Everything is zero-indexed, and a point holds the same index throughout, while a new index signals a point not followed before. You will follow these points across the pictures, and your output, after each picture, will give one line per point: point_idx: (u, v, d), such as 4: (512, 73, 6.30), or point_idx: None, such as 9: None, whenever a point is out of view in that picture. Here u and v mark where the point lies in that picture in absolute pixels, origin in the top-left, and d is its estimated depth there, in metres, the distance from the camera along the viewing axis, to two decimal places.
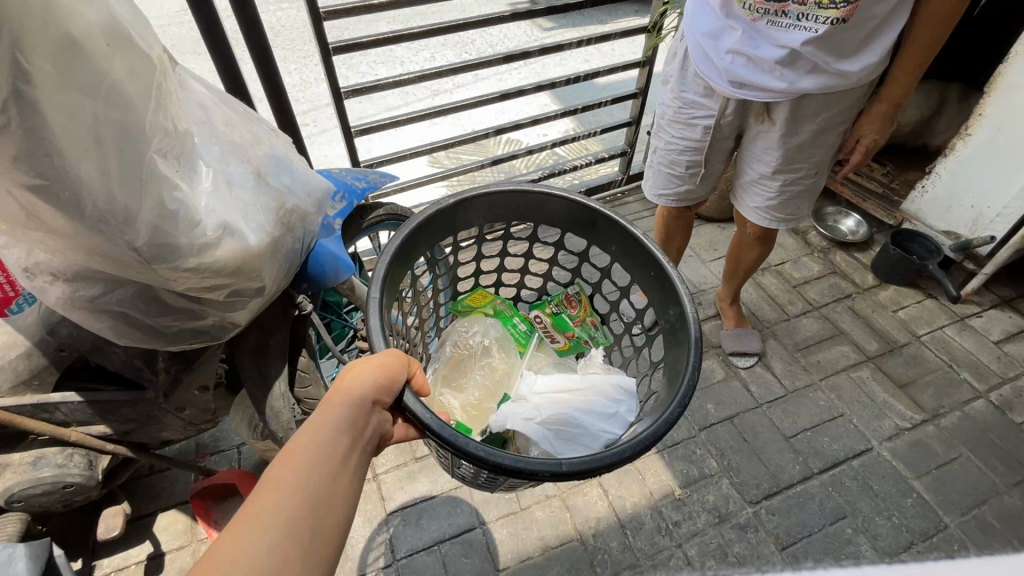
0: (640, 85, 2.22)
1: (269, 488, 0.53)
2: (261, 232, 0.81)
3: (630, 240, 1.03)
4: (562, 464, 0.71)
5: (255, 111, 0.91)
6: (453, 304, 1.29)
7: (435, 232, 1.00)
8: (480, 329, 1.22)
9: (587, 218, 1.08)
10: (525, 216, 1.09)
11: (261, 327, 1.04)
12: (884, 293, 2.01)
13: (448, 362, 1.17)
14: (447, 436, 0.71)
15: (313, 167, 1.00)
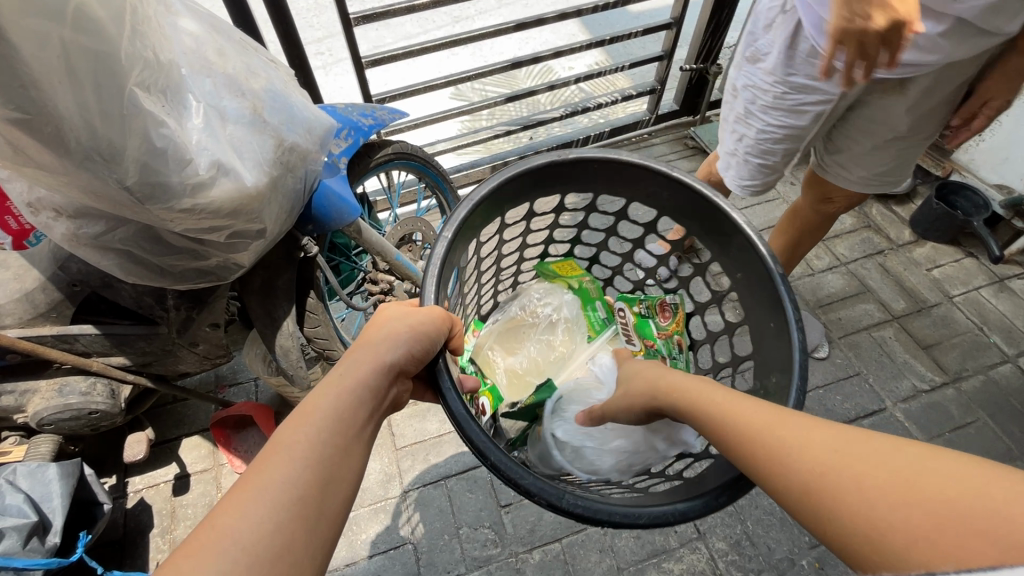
0: (675, 14, 2.03)
1: (278, 454, 0.53)
2: (258, 172, 0.78)
3: (764, 278, 0.87)
4: (562, 499, 0.64)
5: (250, 39, 0.85)
6: (540, 265, 1.26)
7: (527, 192, 0.91)
8: (553, 302, 1.22)
9: (720, 229, 0.92)
10: (640, 196, 0.97)
11: (267, 268, 1.04)
12: (919, 250, 1.90)
13: (509, 323, 1.20)
14: (459, 420, 0.68)
15: (314, 103, 0.95)
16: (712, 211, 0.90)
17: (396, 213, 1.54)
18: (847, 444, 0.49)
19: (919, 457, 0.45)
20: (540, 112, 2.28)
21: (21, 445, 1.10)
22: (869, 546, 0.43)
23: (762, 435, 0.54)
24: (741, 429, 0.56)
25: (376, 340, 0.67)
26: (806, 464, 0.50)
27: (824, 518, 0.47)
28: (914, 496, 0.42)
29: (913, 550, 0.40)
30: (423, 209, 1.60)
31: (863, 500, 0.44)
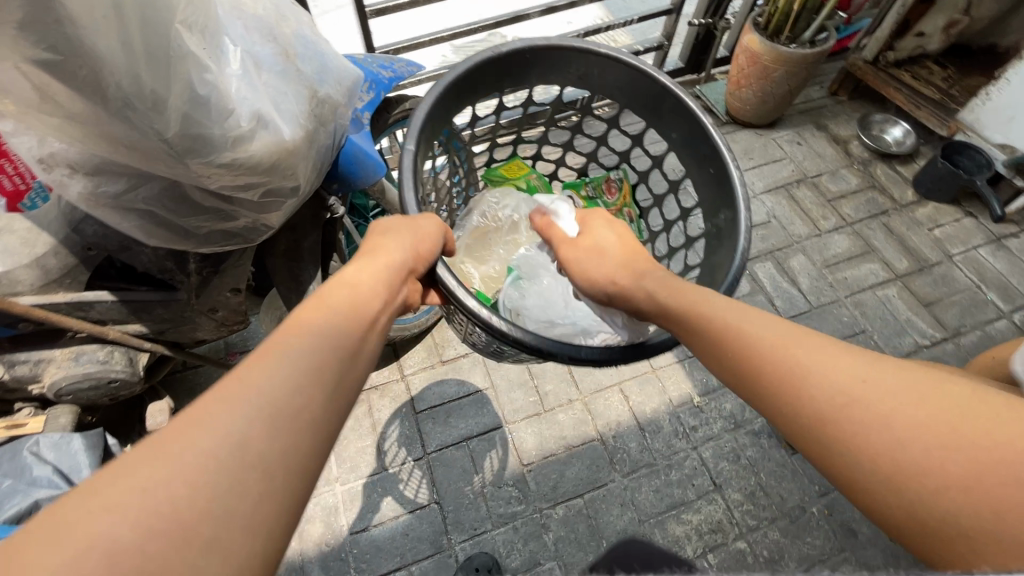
0: None
1: (295, 327, 0.53)
2: (294, 124, 0.74)
3: (690, 132, 1.05)
4: (580, 350, 0.74)
5: None
6: (486, 171, 1.39)
7: (488, 84, 1.03)
8: (509, 204, 1.30)
9: (651, 101, 1.09)
10: (574, 80, 1.11)
11: (292, 230, 0.99)
12: (922, 210, 1.93)
13: (473, 232, 1.27)
14: (467, 307, 0.74)
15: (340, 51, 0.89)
16: (656, 89, 1.06)
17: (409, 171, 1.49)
18: (878, 377, 0.50)
19: (948, 397, 0.47)
20: None
21: (36, 416, 1.05)
22: (891, 486, 0.44)
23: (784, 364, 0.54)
24: (753, 343, 0.58)
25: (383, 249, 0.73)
26: (835, 395, 0.50)
27: (851, 459, 0.47)
28: (954, 435, 0.44)
29: (951, 507, 0.41)
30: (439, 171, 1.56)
31: (895, 440, 0.45)
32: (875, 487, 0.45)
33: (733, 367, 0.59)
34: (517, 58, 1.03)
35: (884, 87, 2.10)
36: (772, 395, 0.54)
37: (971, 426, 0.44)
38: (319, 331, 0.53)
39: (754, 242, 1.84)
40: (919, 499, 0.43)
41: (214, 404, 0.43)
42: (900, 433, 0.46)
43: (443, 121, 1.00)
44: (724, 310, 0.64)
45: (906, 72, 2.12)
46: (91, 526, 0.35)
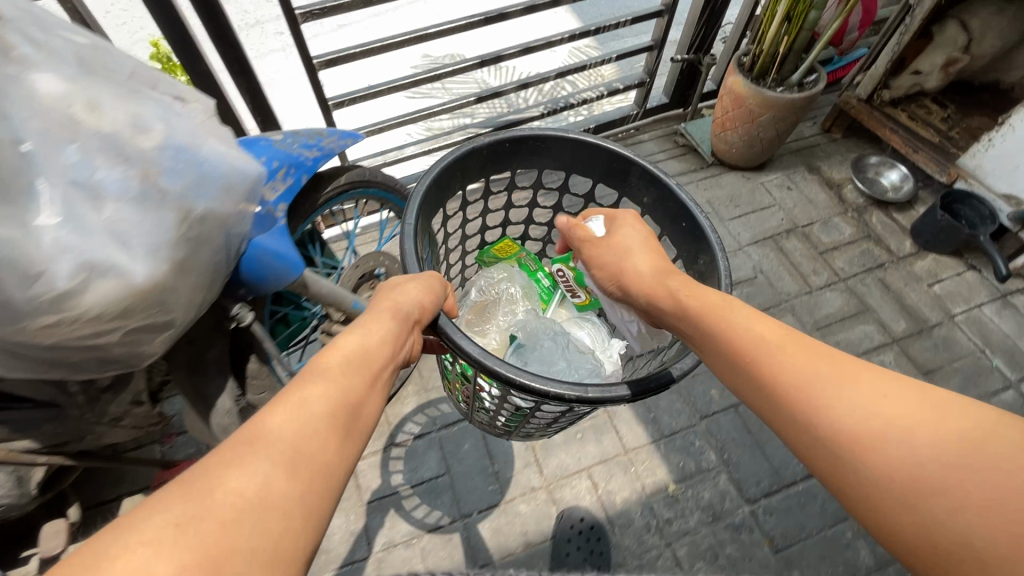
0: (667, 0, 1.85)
1: (320, 374, 0.61)
2: (152, 258, 0.62)
3: (665, 192, 1.11)
4: (585, 390, 0.76)
5: (139, 83, 0.67)
6: (481, 253, 1.46)
7: (478, 166, 1.10)
8: (506, 277, 1.39)
9: (622, 168, 1.16)
10: (549, 160, 1.18)
11: (192, 342, 0.87)
12: (921, 264, 1.79)
13: (473, 309, 1.36)
14: (473, 353, 0.80)
15: (236, 148, 0.77)
16: (624, 163, 1.14)
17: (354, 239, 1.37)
18: (887, 394, 0.58)
19: (969, 417, 0.53)
20: (519, 109, 2.09)
21: None
22: (908, 501, 0.51)
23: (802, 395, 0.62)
24: (768, 358, 0.68)
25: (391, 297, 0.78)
26: (853, 415, 0.58)
27: (864, 468, 0.55)
28: (957, 453, 0.50)
29: (965, 526, 0.47)
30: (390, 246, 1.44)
31: (910, 452, 0.53)
32: (894, 506, 0.52)
33: (751, 385, 0.70)
34: (495, 146, 1.11)
35: (879, 127, 1.98)
36: (788, 407, 0.64)
37: (975, 446, 0.50)
38: (341, 379, 0.61)
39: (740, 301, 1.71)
40: (932, 516, 0.49)
41: (225, 469, 0.49)
42: (914, 446, 0.53)
43: (436, 209, 1.06)
44: (748, 333, 0.73)
45: (903, 111, 1.98)
46: (135, 563, 0.40)
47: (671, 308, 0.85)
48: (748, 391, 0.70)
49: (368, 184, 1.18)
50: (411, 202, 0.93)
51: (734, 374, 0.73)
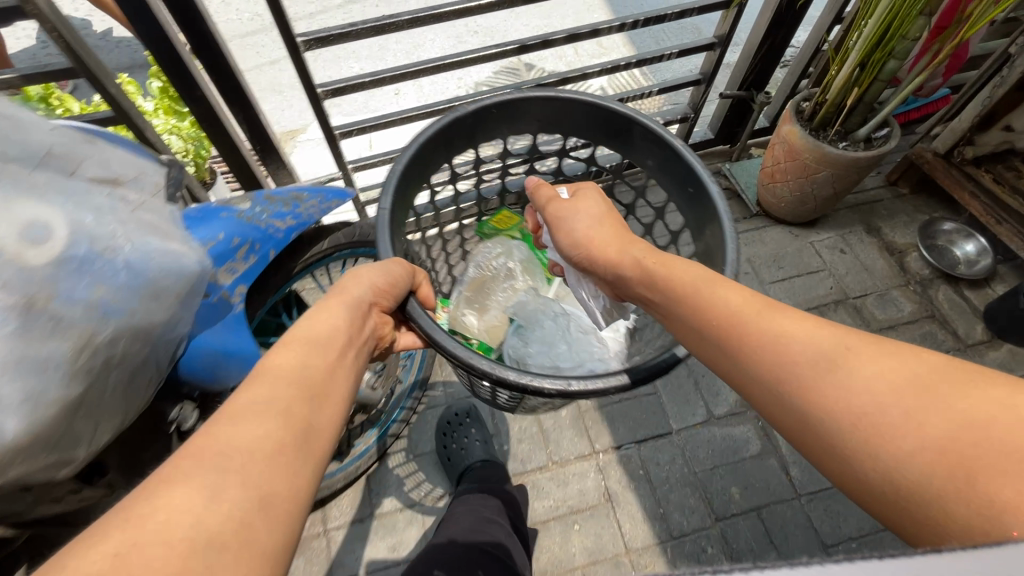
0: (720, 31, 1.65)
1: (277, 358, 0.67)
2: (36, 408, 0.49)
3: (666, 152, 1.10)
4: (569, 385, 0.79)
5: (43, 178, 0.56)
6: (479, 225, 1.51)
7: (455, 143, 1.13)
8: (504, 253, 1.48)
9: (622, 128, 1.15)
10: (543, 122, 1.18)
11: (129, 444, 0.76)
12: (993, 354, 1.56)
13: (472, 284, 1.44)
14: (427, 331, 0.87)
15: (172, 239, 0.66)
16: (625, 123, 1.13)
17: None
18: (852, 351, 0.61)
19: (920, 366, 0.57)
20: None
21: None
22: (870, 447, 0.54)
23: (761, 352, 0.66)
24: (735, 319, 0.70)
25: (349, 284, 0.84)
26: (813, 368, 0.61)
27: (828, 423, 0.58)
28: (916, 401, 0.54)
29: (918, 468, 0.50)
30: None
31: (874, 404, 0.55)
32: (858, 454, 0.55)
33: (716, 347, 0.72)
34: (484, 111, 1.12)
35: (957, 190, 1.72)
36: (753, 364, 0.66)
37: (935, 393, 0.53)
38: (296, 358, 0.67)
39: None
40: (896, 457, 0.52)
41: (201, 446, 0.54)
42: (879, 403, 0.55)
43: (423, 178, 1.10)
44: (713, 296, 0.75)
45: (989, 172, 1.70)
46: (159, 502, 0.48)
47: (637, 276, 0.88)
48: (718, 357, 0.72)
49: (359, 248, 1.07)
50: (394, 169, 0.99)
51: (699, 343, 0.75)
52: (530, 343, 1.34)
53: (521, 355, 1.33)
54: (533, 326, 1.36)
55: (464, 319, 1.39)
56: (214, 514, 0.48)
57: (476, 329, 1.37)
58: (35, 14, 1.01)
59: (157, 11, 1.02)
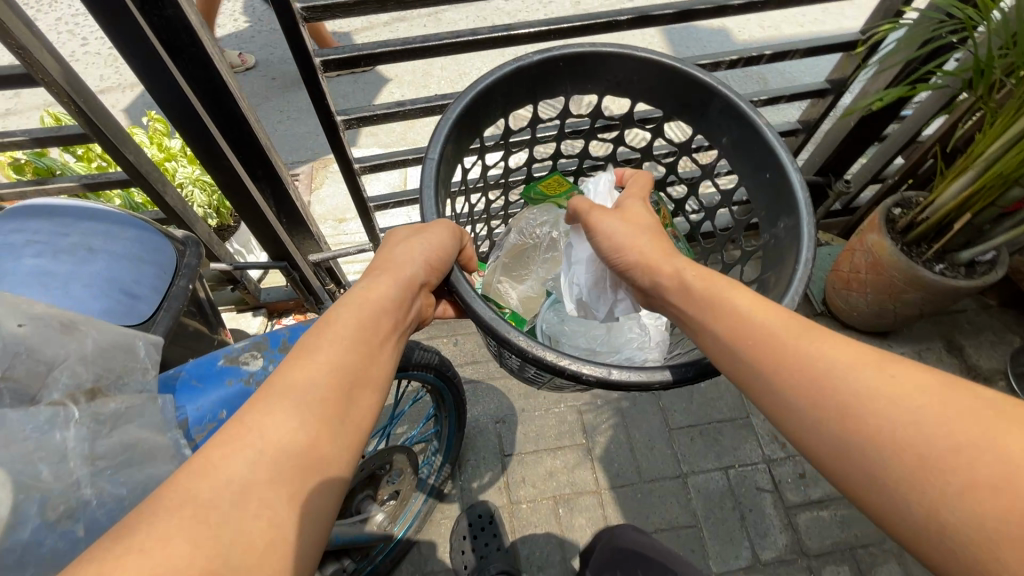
0: (806, 117, 1.50)
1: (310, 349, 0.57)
2: None
3: (747, 132, 0.87)
4: (611, 373, 0.66)
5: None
6: (526, 188, 1.15)
7: (502, 104, 0.91)
8: (549, 220, 1.12)
9: (698, 98, 0.92)
10: (606, 88, 0.96)
11: None
12: None
13: (512, 250, 1.10)
14: (471, 305, 0.72)
15: (158, 466, 0.52)
16: (700, 89, 0.89)
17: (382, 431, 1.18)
18: (896, 375, 0.50)
19: (975, 401, 0.46)
20: None
21: None
22: (912, 482, 0.45)
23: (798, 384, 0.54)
24: (772, 340, 0.57)
25: (398, 257, 0.70)
26: (867, 395, 0.49)
27: (873, 457, 0.47)
28: (971, 438, 0.44)
29: (971, 532, 0.41)
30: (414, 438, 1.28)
31: (921, 436, 0.46)
32: (903, 495, 0.45)
33: (744, 361, 0.58)
34: (539, 68, 0.90)
35: None
36: (787, 389, 0.54)
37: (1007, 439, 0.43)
38: (328, 350, 0.57)
39: (829, 525, 1.35)
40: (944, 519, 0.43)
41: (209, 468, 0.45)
42: (929, 434, 0.45)
43: (466, 150, 0.91)
44: (748, 309, 0.60)
45: None
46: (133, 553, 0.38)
47: (673, 289, 0.68)
48: (743, 378, 0.58)
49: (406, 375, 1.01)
50: (433, 142, 0.80)
51: (726, 366, 0.61)
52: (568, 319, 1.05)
53: (555, 331, 1.05)
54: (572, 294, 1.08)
55: (499, 287, 1.06)
56: (243, 517, 0.43)
57: (513, 300, 1.05)
58: (47, 83, 0.88)
59: (190, 94, 0.91)
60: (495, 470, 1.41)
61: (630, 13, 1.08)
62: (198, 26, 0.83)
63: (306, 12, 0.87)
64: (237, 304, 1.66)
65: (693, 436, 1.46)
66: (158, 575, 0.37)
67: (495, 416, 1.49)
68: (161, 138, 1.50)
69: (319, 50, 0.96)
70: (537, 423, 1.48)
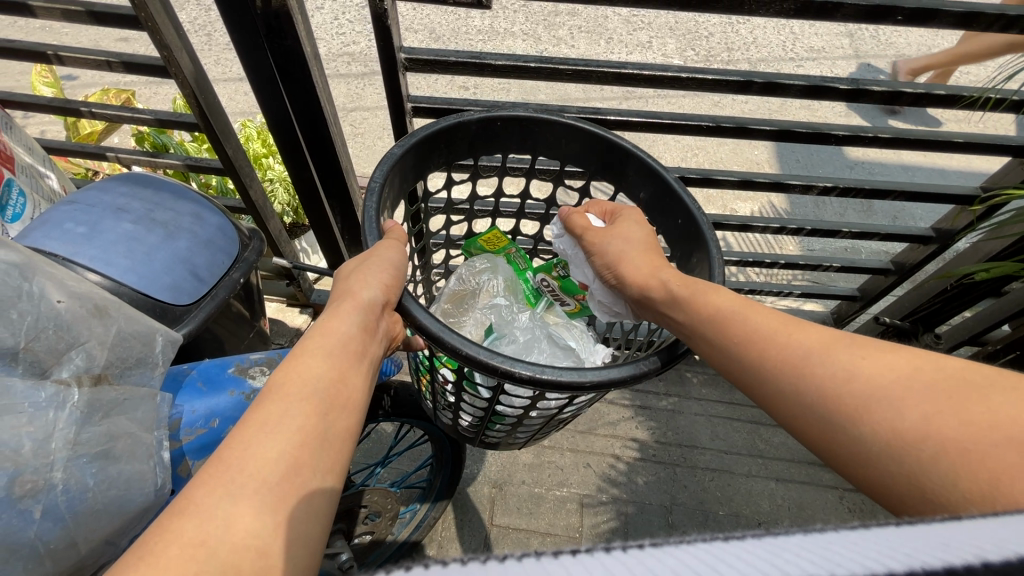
0: (900, 258, 1.39)
1: (334, 313, 0.65)
2: None
3: (664, 192, 0.89)
4: (539, 370, 0.66)
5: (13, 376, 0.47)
6: (465, 243, 1.14)
7: (424, 162, 0.91)
8: (489, 271, 1.08)
9: (617, 160, 0.94)
10: (540, 150, 0.97)
11: None
12: None
13: (449, 297, 1.08)
14: (422, 321, 0.69)
15: (132, 455, 0.53)
16: (620, 154, 0.92)
17: (377, 466, 1.21)
18: (870, 359, 0.57)
19: (944, 374, 0.53)
20: None
21: None
22: (894, 455, 0.51)
23: (783, 389, 0.60)
24: (765, 340, 0.64)
25: (353, 285, 0.68)
26: (841, 382, 0.56)
27: (860, 436, 0.53)
28: (939, 407, 0.50)
29: (951, 483, 0.47)
30: (402, 481, 1.27)
31: (892, 410, 0.52)
32: (883, 460, 0.52)
33: (740, 363, 0.65)
34: (480, 125, 0.92)
35: None
36: (773, 376, 0.61)
37: (969, 404, 0.49)
38: (346, 311, 0.65)
39: None
40: (931, 489, 0.48)
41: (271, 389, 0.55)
42: (899, 407, 0.52)
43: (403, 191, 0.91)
44: (735, 312, 0.67)
45: None
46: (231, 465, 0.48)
47: (659, 296, 0.76)
48: (740, 375, 0.65)
49: (407, 417, 1.05)
50: (376, 167, 0.80)
51: (723, 363, 0.67)
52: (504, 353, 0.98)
53: None
54: (511, 326, 1.02)
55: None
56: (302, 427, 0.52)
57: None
58: (178, 77, 1.02)
59: (289, 111, 1.01)
60: (476, 536, 1.35)
61: (723, 121, 1.08)
62: (312, 59, 0.93)
63: (411, 64, 0.94)
64: (289, 299, 1.76)
65: None
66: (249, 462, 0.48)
67: (492, 479, 1.44)
68: (264, 136, 1.65)
69: (414, 97, 1.04)
70: (534, 501, 1.41)
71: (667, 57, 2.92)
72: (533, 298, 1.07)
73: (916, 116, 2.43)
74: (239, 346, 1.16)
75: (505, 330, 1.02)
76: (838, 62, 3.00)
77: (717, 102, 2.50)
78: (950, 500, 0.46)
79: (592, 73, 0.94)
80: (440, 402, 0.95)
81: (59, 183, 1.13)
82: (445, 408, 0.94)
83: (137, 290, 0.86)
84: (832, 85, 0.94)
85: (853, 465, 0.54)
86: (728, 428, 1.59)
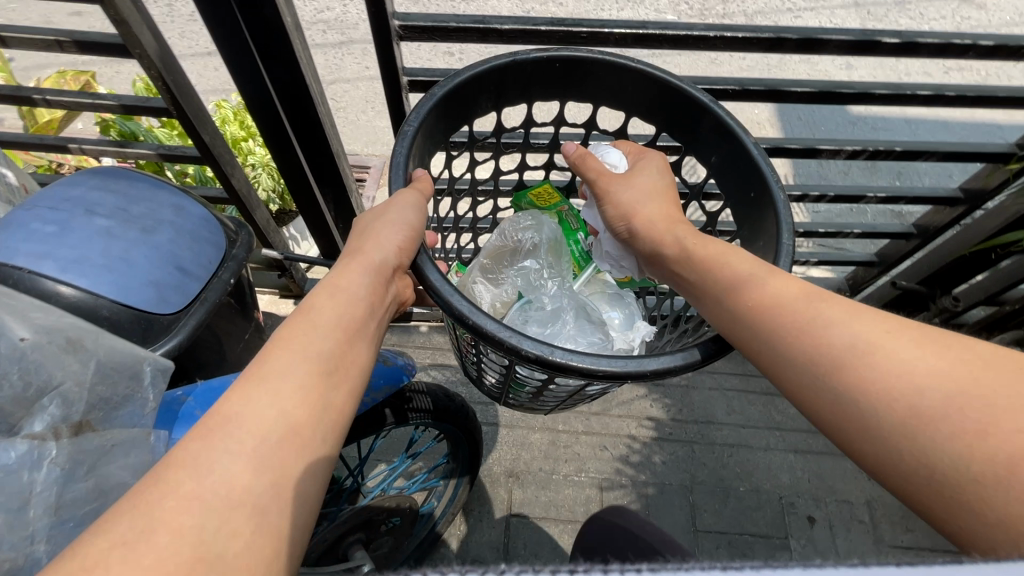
0: (923, 222, 1.33)
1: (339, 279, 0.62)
2: None
3: (735, 149, 0.80)
4: (551, 350, 0.61)
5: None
6: (516, 198, 1.10)
7: (469, 108, 0.84)
8: (535, 225, 1.01)
9: (689, 115, 0.84)
10: (600, 95, 0.88)
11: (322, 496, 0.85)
12: None
13: (490, 252, 1.00)
14: (432, 284, 0.66)
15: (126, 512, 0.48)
16: (693, 107, 0.82)
17: (397, 467, 1.16)
18: (895, 333, 0.52)
19: (964, 350, 0.50)
20: None
21: None
22: (897, 422, 0.48)
23: (789, 345, 0.57)
24: (779, 301, 0.60)
25: (368, 247, 0.66)
26: (854, 338, 0.54)
27: (874, 407, 0.50)
28: (972, 379, 0.46)
29: (952, 449, 0.44)
30: (420, 481, 1.22)
31: (916, 384, 0.48)
32: (886, 428, 0.49)
33: (745, 320, 0.62)
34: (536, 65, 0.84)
35: None
36: (781, 337, 0.58)
37: (983, 376, 0.46)
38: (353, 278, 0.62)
39: None
40: (929, 455, 0.45)
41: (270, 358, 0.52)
42: (912, 375, 0.49)
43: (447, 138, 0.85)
44: (755, 277, 0.64)
45: None
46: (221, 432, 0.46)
47: (676, 255, 0.74)
48: (739, 332, 0.62)
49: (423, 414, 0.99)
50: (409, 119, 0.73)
51: (726, 322, 0.64)
52: (531, 319, 0.90)
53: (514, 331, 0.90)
54: (540, 293, 0.96)
55: (474, 288, 1.00)
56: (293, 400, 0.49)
57: (482, 306, 0.98)
58: (142, 58, 0.91)
59: (272, 91, 0.90)
60: (496, 525, 1.32)
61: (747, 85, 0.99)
62: (293, 29, 0.82)
63: (405, 34, 0.84)
64: (282, 290, 1.67)
65: (719, 544, 1.32)
66: (236, 429, 0.46)
67: (509, 469, 1.40)
68: (242, 114, 1.53)
69: (409, 70, 0.94)
70: (552, 487, 1.38)
71: (661, 12, 2.77)
72: (582, 260, 1.04)
73: (920, 67, 2.35)
74: (235, 347, 1.09)
75: (533, 296, 0.95)
76: (837, 12, 2.87)
77: (716, 60, 2.39)
78: (951, 469, 0.44)
79: (608, 35, 0.84)
80: (468, 357, 0.92)
81: (19, 181, 1.03)
82: (472, 364, 0.91)
83: (116, 301, 0.77)
84: (872, 39, 0.85)
85: (849, 428, 0.51)
86: (743, 401, 1.56)
